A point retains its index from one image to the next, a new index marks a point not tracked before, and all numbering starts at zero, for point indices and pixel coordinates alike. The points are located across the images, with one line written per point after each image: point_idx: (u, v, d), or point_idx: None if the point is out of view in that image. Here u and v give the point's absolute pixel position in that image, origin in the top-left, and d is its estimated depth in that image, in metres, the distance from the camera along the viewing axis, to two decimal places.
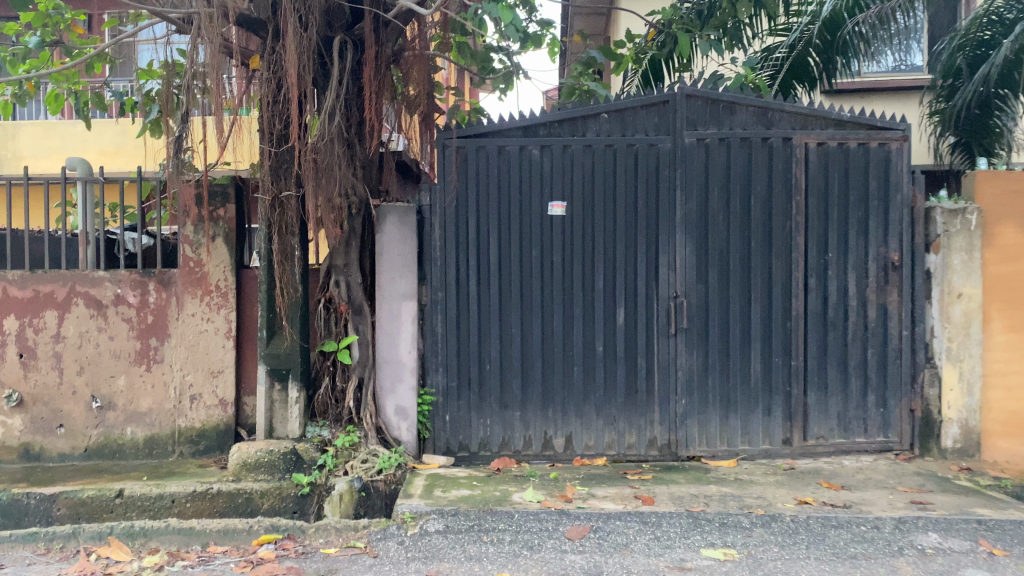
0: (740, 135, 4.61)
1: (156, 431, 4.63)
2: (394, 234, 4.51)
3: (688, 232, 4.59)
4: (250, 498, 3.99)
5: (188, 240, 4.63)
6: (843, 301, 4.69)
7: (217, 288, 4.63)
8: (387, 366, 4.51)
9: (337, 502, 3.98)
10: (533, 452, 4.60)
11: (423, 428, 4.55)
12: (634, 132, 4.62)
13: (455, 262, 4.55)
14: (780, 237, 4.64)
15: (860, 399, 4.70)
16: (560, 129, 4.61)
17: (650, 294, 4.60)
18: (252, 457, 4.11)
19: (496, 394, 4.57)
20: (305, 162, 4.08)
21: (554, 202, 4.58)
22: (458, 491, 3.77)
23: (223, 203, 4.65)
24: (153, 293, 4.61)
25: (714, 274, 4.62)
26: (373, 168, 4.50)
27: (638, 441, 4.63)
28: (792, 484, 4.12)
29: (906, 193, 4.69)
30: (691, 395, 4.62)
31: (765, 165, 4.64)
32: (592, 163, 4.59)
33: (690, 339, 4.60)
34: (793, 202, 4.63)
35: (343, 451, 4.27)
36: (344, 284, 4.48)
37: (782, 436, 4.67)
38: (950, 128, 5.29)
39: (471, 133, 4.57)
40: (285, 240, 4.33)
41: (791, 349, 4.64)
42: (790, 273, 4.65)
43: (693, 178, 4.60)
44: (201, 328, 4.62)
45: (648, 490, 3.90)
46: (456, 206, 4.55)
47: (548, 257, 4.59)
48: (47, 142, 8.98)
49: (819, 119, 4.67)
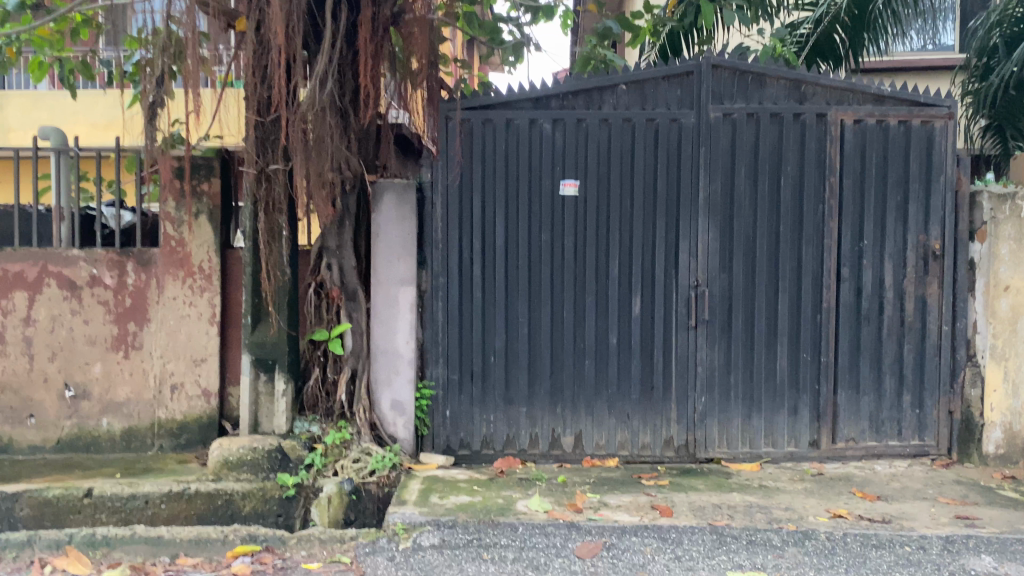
0: (770, 110, 4.22)
1: (134, 423, 4.30)
2: (391, 214, 4.15)
3: (712, 216, 4.21)
4: (231, 500, 3.70)
5: (170, 217, 4.27)
6: (878, 292, 4.32)
7: (200, 270, 4.28)
8: (384, 357, 4.16)
9: (326, 506, 3.68)
10: (539, 452, 4.26)
11: (421, 424, 4.21)
12: (655, 106, 4.23)
13: (458, 245, 4.19)
14: (812, 222, 4.26)
15: (894, 399, 4.34)
16: (574, 102, 4.22)
17: (669, 282, 4.24)
18: (234, 454, 3.76)
19: (500, 389, 4.23)
20: (294, 133, 3.72)
21: (566, 180, 4.20)
22: (457, 498, 3.45)
23: (207, 177, 4.29)
24: (132, 275, 4.27)
25: (739, 262, 4.24)
26: (370, 142, 4.16)
27: (654, 441, 4.27)
28: (822, 493, 3.77)
29: (950, 176, 4.29)
30: (712, 392, 4.26)
31: (796, 144, 4.25)
32: (609, 138, 4.21)
33: (711, 332, 4.24)
34: (827, 183, 4.25)
35: (333, 449, 3.92)
36: (336, 267, 4.14)
37: (809, 437, 4.31)
38: (984, 109, 4.79)
39: (477, 104, 4.18)
40: (272, 218, 3.97)
41: (821, 345, 4.28)
42: (821, 262, 4.27)
43: (718, 158, 4.21)
44: (183, 313, 4.28)
45: (666, 498, 3.55)
46: (460, 184, 4.19)
47: (560, 242, 4.22)
48: (36, 114, 8.64)
49: (858, 94, 4.27)
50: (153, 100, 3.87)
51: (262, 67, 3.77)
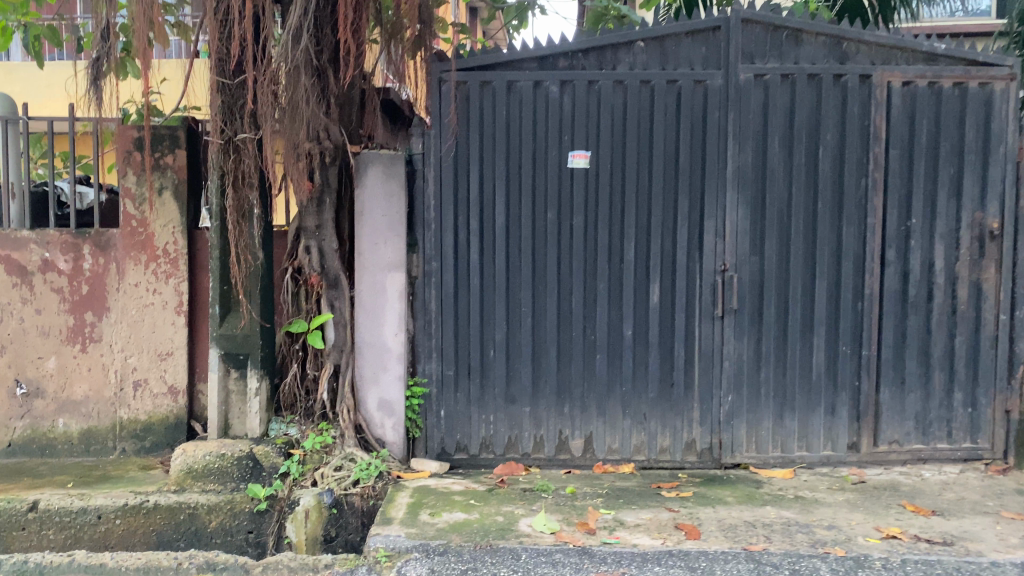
0: (808, 71, 3.71)
1: (93, 424, 3.86)
2: (377, 189, 3.67)
3: (742, 191, 3.72)
4: (194, 515, 3.26)
5: (130, 193, 3.81)
6: (927, 278, 3.83)
7: (164, 253, 3.83)
8: (369, 350, 3.70)
9: (302, 522, 3.19)
10: (544, 457, 3.80)
11: (412, 426, 3.75)
12: (677, 66, 3.73)
13: (454, 225, 3.72)
14: (854, 198, 3.77)
15: (943, 396, 3.87)
16: (585, 61, 3.72)
17: (691, 267, 3.76)
18: (200, 462, 3.36)
19: (501, 386, 3.77)
20: (262, 95, 3.28)
21: (576, 151, 3.71)
22: (451, 515, 2.99)
23: (171, 149, 3.81)
24: (88, 259, 3.81)
25: (772, 244, 3.75)
26: (354, 107, 3.71)
27: (674, 444, 3.81)
28: (866, 505, 3.30)
29: (1011, 145, 3.78)
30: (740, 390, 3.80)
31: (836, 110, 3.75)
32: (624, 104, 3.71)
33: (739, 323, 3.77)
34: (871, 154, 3.75)
35: (312, 455, 3.48)
36: (315, 250, 3.68)
37: (847, 440, 3.84)
38: None
39: (474, 65, 3.69)
40: (241, 194, 3.50)
41: (863, 336, 3.81)
42: (864, 244, 3.79)
43: (749, 125, 3.71)
44: (146, 301, 3.83)
45: (691, 514, 3.09)
46: (456, 156, 3.71)
47: (568, 222, 3.74)
48: (7, 86, 8.18)
49: (906, 53, 3.77)
50: (98, 56, 3.36)
51: (225, 19, 3.28)
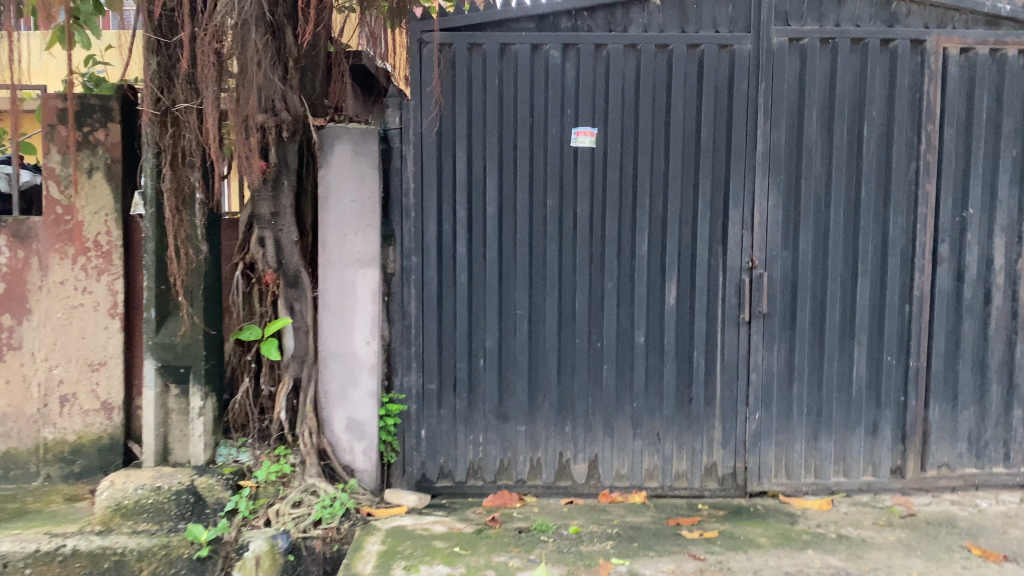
0: (852, 35, 3.16)
1: (12, 446, 3.28)
2: (346, 170, 3.09)
3: (773, 175, 3.19)
4: (121, 563, 2.67)
5: (54, 174, 3.22)
6: (985, 277, 3.32)
7: (96, 245, 3.25)
8: (336, 361, 3.13)
9: (253, 570, 2.64)
10: (541, 484, 3.27)
11: (387, 451, 3.20)
12: (699, 27, 3.16)
13: (437, 214, 3.16)
14: (902, 186, 3.24)
15: (1000, 414, 3.38)
16: (591, 21, 3.15)
17: (713, 263, 3.22)
18: (131, 498, 2.80)
19: (492, 402, 3.23)
20: (203, 55, 2.67)
21: (580, 127, 3.16)
22: (431, 569, 2.46)
23: (102, 122, 3.23)
24: (5, 251, 3.22)
25: (807, 237, 3.22)
26: (318, 72, 3.14)
27: (692, 468, 3.29)
28: (925, 548, 2.79)
29: None
30: (769, 407, 3.27)
31: (884, 80, 3.21)
32: (637, 72, 3.16)
33: (769, 329, 3.24)
34: (923, 133, 3.22)
35: (265, 489, 2.97)
36: (271, 243, 3.10)
37: (891, 464, 3.33)
38: None
39: (460, 24, 3.11)
40: (181, 174, 2.93)
41: (910, 345, 3.29)
42: (912, 238, 3.26)
43: (783, 98, 3.17)
44: (74, 301, 3.25)
45: (721, 564, 2.57)
46: (439, 132, 3.14)
47: (571, 211, 3.19)
48: None
49: (963, 14, 3.23)
50: None
51: None
